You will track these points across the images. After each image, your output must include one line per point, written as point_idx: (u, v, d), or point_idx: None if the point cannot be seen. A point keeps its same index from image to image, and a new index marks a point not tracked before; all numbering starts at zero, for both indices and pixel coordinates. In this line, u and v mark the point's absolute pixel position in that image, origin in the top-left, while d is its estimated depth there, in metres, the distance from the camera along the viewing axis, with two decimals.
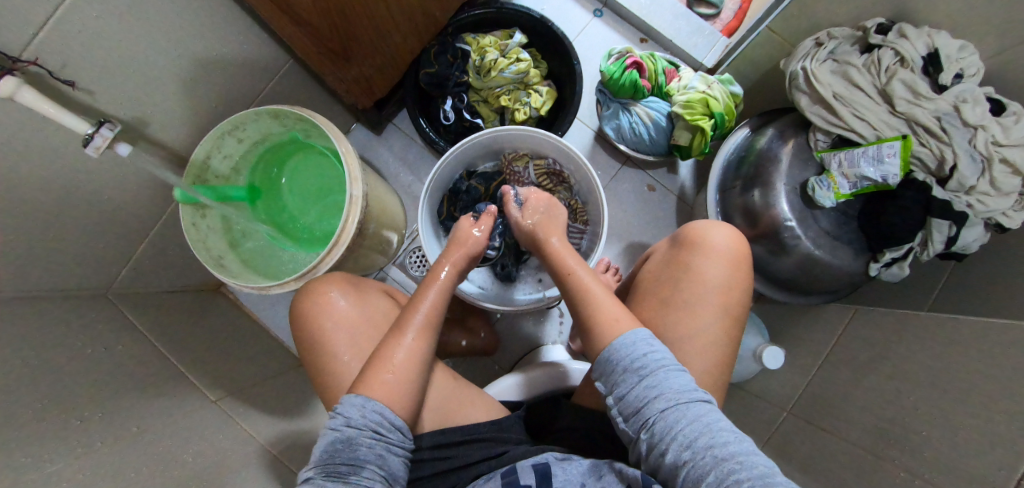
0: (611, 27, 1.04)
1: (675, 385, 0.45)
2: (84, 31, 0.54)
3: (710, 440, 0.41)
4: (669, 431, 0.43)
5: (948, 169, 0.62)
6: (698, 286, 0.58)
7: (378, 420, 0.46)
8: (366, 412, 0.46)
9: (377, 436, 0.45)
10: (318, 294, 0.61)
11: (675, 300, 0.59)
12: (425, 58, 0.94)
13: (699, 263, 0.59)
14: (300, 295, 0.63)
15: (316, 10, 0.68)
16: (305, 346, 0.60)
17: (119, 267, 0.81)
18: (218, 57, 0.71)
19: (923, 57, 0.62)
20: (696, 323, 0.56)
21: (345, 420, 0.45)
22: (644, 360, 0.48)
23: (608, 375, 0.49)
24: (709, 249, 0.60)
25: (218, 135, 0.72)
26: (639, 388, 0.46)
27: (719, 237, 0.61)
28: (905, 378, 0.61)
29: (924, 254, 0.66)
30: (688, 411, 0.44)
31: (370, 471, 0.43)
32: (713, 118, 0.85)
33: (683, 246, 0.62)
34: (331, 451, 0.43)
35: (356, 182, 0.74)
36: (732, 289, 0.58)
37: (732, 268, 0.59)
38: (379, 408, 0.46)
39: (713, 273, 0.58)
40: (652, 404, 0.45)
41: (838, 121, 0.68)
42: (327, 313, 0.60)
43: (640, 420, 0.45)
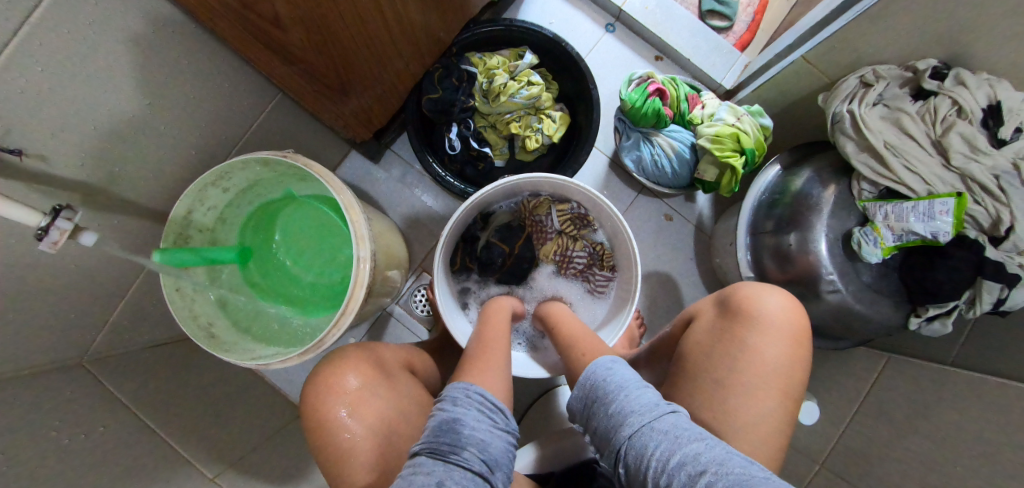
0: (624, 44, 0.96)
1: (637, 399, 0.48)
2: (29, 90, 0.44)
3: (670, 445, 0.42)
4: (633, 446, 0.44)
5: (1005, 229, 0.59)
6: (757, 367, 0.54)
7: (480, 400, 0.49)
8: (469, 393, 0.50)
9: (479, 415, 0.47)
10: (340, 388, 0.53)
11: (731, 382, 0.54)
12: (427, 82, 0.84)
13: (757, 340, 0.55)
14: (310, 394, 0.54)
15: (309, 45, 0.59)
16: (324, 457, 0.52)
17: (94, 332, 0.72)
18: (195, 99, 0.61)
19: (984, 108, 0.58)
20: (756, 411, 0.53)
21: (452, 401, 0.49)
22: (608, 383, 0.51)
23: (584, 412, 0.53)
24: (766, 325, 0.56)
25: (201, 186, 0.63)
26: (606, 413, 0.49)
27: (774, 305, 0.57)
28: (955, 445, 0.59)
29: (970, 313, 0.63)
30: (652, 431, 0.44)
31: (470, 452, 0.43)
32: (744, 154, 0.79)
33: (737, 315, 0.58)
34: (437, 430, 0.45)
35: (363, 240, 0.66)
36: (791, 367, 0.55)
37: (792, 343, 0.55)
38: (481, 392, 0.50)
39: (773, 352, 0.54)
40: (620, 433, 0.46)
41: (887, 172, 0.64)
42: (350, 412, 0.53)
43: (610, 443, 0.47)
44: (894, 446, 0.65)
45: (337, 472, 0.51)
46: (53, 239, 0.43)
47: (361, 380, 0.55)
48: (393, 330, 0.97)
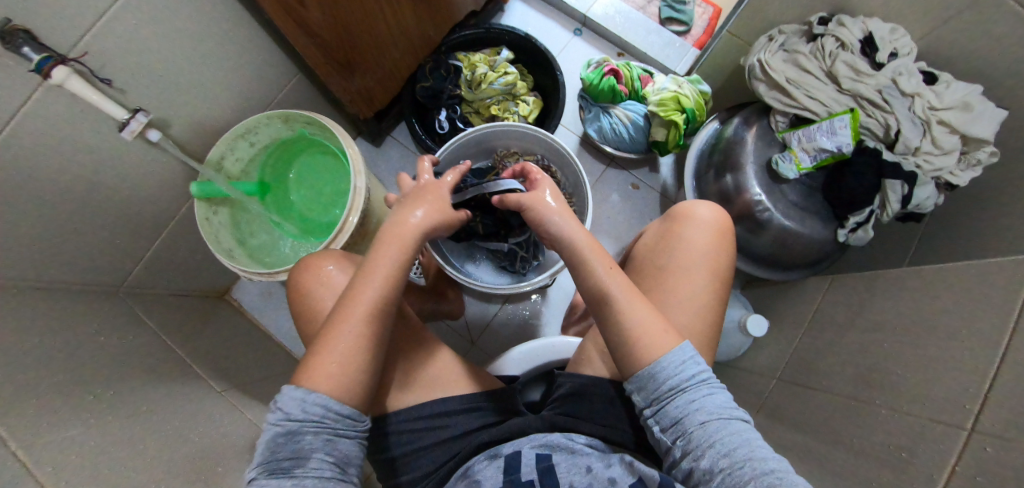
0: (590, 44, 1.14)
1: (718, 401, 0.47)
2: (124, 36, 0.62)
3: (752, 453, 0.43)
4: (710, 445, 0.44)
5: (894, 134, 0.68)
6: (688, 251, 0.64)
7: (317, 407, 0.45)
8: (299, 402, 0.45)
9: (320, 425, 0.45)
10: (315, 267, 0.65)
11: (671, 265, 0.64)
12: (421, 73, 1.03)
13: (687, 232, 0.65)
14: (298, 270, 0.66)
15: (325, 23, 0.77)
16: (303, 319, 0.64)
17: (134, 265, 0.85)
18: (238, 67, 0.79)
19: (860, 40, 0.70)
20: (691, 284, 0.61)
21: (281, 415, 0.45)
22: (693, 376, 0.49)
23: (648, 388, 0.49)
24: (696, 220, 0.66)
25: (232, 137, 0.80)
26: (684, 401, 0.47)
27: (703, 208, 0.67)
28: (880, 329, 0.65)
29: (884, 216, 0.70)
30: (727, 425, 0.45)
31: (316, 461, 0.43)
32: (685, 113, 0.93)
33: (673, 218, 0.68)
34: (271, 448, 0.43)
35: (360, 174, 0.80)
36: (719, 254, 0.64)
37: (720, 235, 0.65)
38: (317, 395, 0.45)
39: (705, 240, 0.64)
40: (692, 417, 0.46)
41: (793, 102, 0.75)
42: (323, 284, 0.64)
43: (679, 431, 0.46)
44: (832, 344, 0.71)
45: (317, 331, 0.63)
46: (131, 129, 0.67)
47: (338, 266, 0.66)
48: None
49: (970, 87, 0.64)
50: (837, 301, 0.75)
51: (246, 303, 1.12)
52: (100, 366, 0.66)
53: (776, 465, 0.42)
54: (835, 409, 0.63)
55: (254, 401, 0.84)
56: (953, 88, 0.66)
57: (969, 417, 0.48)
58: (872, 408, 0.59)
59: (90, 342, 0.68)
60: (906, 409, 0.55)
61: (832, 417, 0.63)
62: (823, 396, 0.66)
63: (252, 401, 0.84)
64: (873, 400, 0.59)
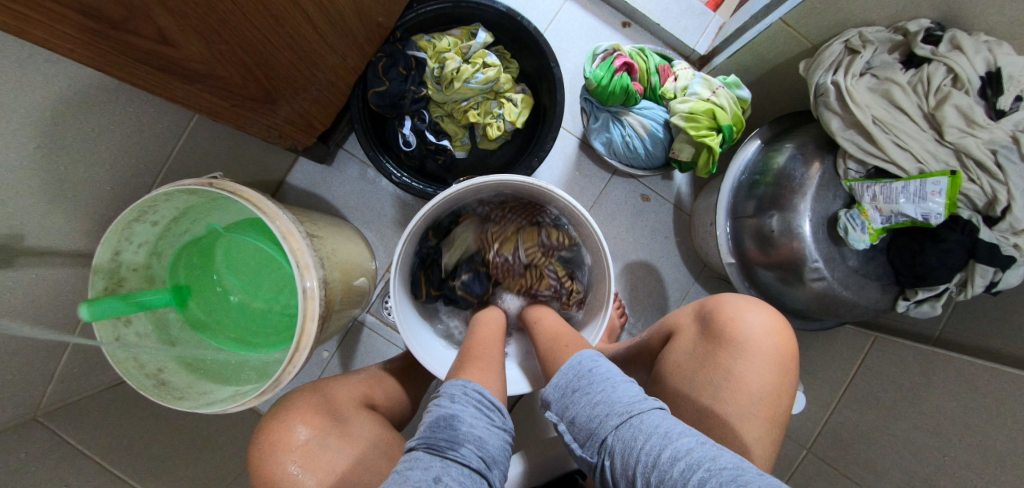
0: (588, 10, 0.86)
1: (624, 396, 0.44)
2: None
3: (663, 443, 0.39)
4: (630, 455, 0.40)
5: (1001, 209, 0.54)
6: (741, 397, 0.51)
7: (479, 397, 0.47)
8: (466, 389, 0.48)
9: (476, 412, 0.46)
10: (283, 447, 0.52)
11: (716, 413, 0.51)
12: (371, 74, 0.75)
13: (740, 367, 0.52)
14: (260, 451, 0.53)
15: (215, 56, 0.51)
16: None
17: (45, 383, 0.66)
18: (100, 130, 0.53)
19: (982, 76, 0.53)
20: (740, 443, 0.50)
21: (449, 397, 0.47)
22: (593, 376, 0.47)
23: (560, 402, 0.48)
24: (750, 348, 0.53)
25: (124, 224, 0.57)
26: (590, 406, 0.45)
27: (757, 328, 0.54)
28: (940, 433, 0.58)
29: (960, 295, 0.60)
30: (641, 422, 0.41)
31: (469, 450, 0.42)
32: (721, 131, 0.74)
33: (718, 338, 0.54)
34: (432, 426, 0.43)
35: (308, 269, 0.61)
36: (775, 395, 0.52)
37: (779, 369, 0.53)
38: (478, 388, 0.48)
39: (761, 382, 0.52)
40: (607, 423, 0.43)
41: (876, 149, 0.58)
42: (301, 468, 0.51)
43: (596, 443, 0.43)
44: (876, 429, 0.65)
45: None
46: None
47: (312, 430, 0.53)
48: (367, 338, 0.95)
49: None
50: (883, 373, 0.68)
51: None
52: None
53: (693, 447, 0.38)
54: None
55: None
56: None
57: None
58: None
59: None
60: None
61: None
62: None
63: None
64: None
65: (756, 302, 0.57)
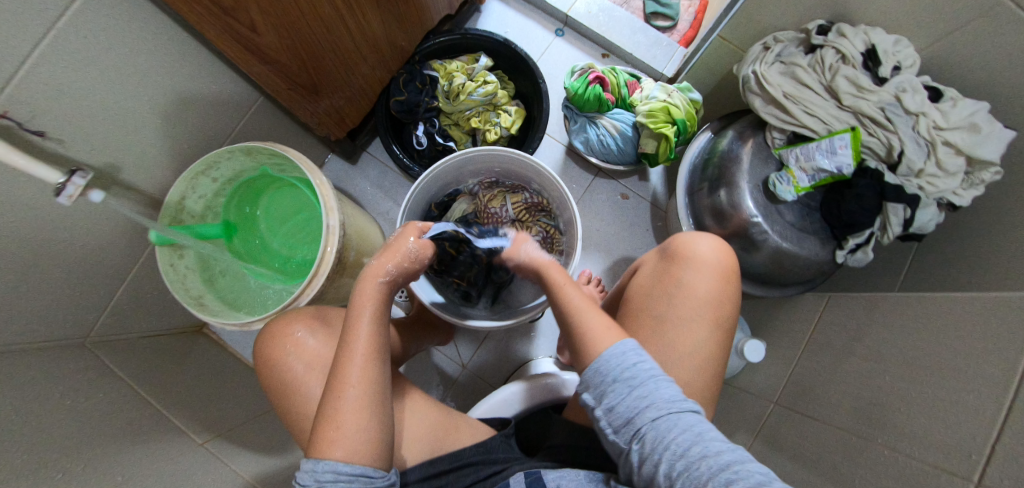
0: (573, 45, 1.08)
1: (666, 395, 0.45)
2: (54, 83, 0.55)
3: (700, 451, 0.41)
4: (663, 444, 0.43)
5: (897, 155, 0.65)
6: (691, 301, 0.60)
7: (334, 479, 0.45)
8: (322, 470, 0.45)
9: None
10: (284, 336, 0.62)
11: (670, 315, 0.60)
12: (394, 87, 0.96)
13: (689, 277, 0.61)
14: (264, 340, 0.63)
15: (282, 47, 0.70)
16: (276, 389, 0.61)
17: (96, 314, 0.80)
18: (188, 97, 0.72)
19: (862, 53, 0.66)
20: (692, 338, 0.58)
21: (305, 476, 0.45)
22: (637, 370, 0.47)
23: (597, 385, 0.49)
24: (697, 262, 0.62)
25: (193, 175, 0.73)
26: (632, 399, 0.46)
27: (705, 248, 0.63)
28: (880, 358, 0.63)
29: (885, 238, 0.68)
30: (678, 421, 0.44)
31: None
32: (675, 124, 0.89)
33: (672, 258, 0.64)
34: None
35: (332, 211, 0.76)
36: (722, 302, 0.60)
37: (723, 279, 0.61)
38: (332, 467, 0.45)
39: (707, 287, 0.60)
40: (645, 414, 0.45)
41: (790, 118, 0.71)
42: (293, 350, 0.61)
43: (632, 433, 0.45)
44: (831, 371, 0.69)
45: (290, 401, 0.59)
46: (69, 193, 0.55)
47: (305, 328, 0.63)
48: None
49: (977, 105, 0.61)
50: (836, 322, 0.74)
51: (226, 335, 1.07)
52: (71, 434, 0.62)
53: (729, 458, 0.41)
54: (837, 444, 0.62)
55: (238, 449, 0.81)
56: (960, 106, 0.62)
57: (975, 469, 0.47)
58: (874, 445, 0.57)
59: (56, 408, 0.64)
60: (909, 452, 0.53)
61: (832, 451, 0.62)
62: (825, 428, 0.65)
63: (236, 449, 0.80)
64: (876, 438, 0.58)
65: (705, 233, 0.66)
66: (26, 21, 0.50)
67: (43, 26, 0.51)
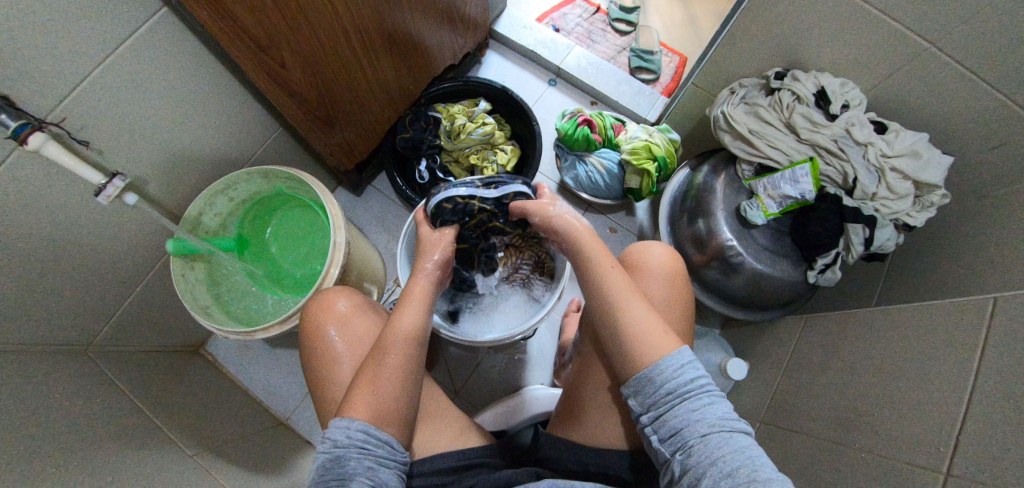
0: (565, 94, 1.20)
1: (719, 413, 0.48)
2: (103, 100, 0.63)
3: (749, 465, 0.43)
4: (710, 458, 0.45)
5: (852, 181, 0.71)
6: None
7: (364, 438, 0.51)
8: (350, 432, 0.51)
9: (364, 451, 0.50)
10: (324, 310, 0.68)
11: None
12: (401, 125, 1.06)
13: (639, 286, 0.65)
14: (309, 313, 0.69)
15: (306, 82, 0.79)
16: (311, 359, 0.66)
17: (103, 321, 0.82)
18: (216, 122, 0.81)
19: (814, 94, 0.75)
20: None
21: (332, 441, 0.50)
22: (690, 385, 0.50)
23: (646, 394, 0.51)
24: (647, 272, 0.66)
25: (212, 193, 0.80)
26: (683, 412, 0.49)
27: (656, 257, 0.67)
28: (855, 370, 0.66)
29: (850, 257, 0.73)
30: (730, 439, 0.46)
31: (359, 482, 0.48)
32: (656, 161, 0.97)
33: (625, 269, 0.68)
34: (320, 471, 0.48)
35: (340, 229, 0.83)
36: (672, 307, 0.64)
37: (669, 285, 0.65)
38: (364, 427, 0.51)
39: (655, 292, 0.64)
40: (694, 428, 0.47)
41: (756, 152, 0.79)
42: (331, 321, 0.67)
43: (678, 443, 0.48)
44: (810, 386, 0.71)
45: (317, 373, 0.65)
46: (107, 193, 0.64)
47: (349, 305, 0.69)
48: None
49: (917, 136, 0.69)
50: (813, 341, 0.77)
51: (221, 357, 1.09)
52: (69, 430, 0.64)
53: (776, 478, 0.43)
54: (819, 455, 0.62)
55: (226, 463, 0.80)
56: (902, 137, 0.70)
57: (943, 462, 0.49)
58: (853, 452, 0.58)
59: (56, 404, 0.65)
60: (885, 454, 0.55)
61: (815, 463, 0.63)
62: (807, 441, 0.66)
63: (225, 463, 0.80)
64: (854, 444, 0.59)
65: (656, 243, 0.71)
66: (94, 48, 0.59)
67: (105, 52, 0.61)
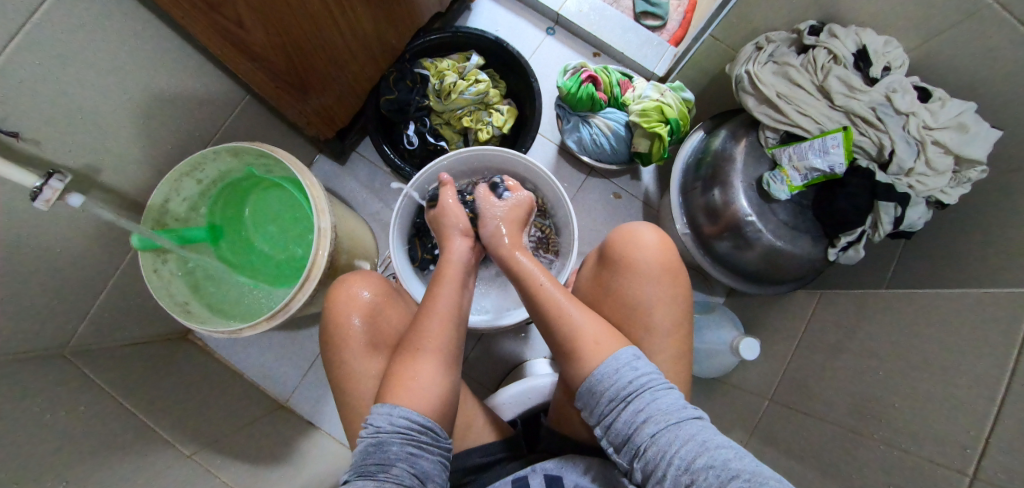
0: (564, 44, 1.08)
1: (665, 407, 0.44)
2: (26, 80, 0.52)
3: (695, 456, 0.40)
4: (663, 456, 0.41)
5: (888, 154, 0.67)
6: (627, 308, 0.58)
7: (408, 425, 0.48)
8: (393, 418, 0.48)
9: (405, 437, 0.47)
10: (347, 296, 0.63)
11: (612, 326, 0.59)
12: (384, 85, 0.94)
13: (621, 284, 0.59)
14: (332, 300, 0.64)
15: (271, 44, 0.67)
16: (331, 349, 0.62)
17: (77, 321, 0.76)
18: (170, 95, 0.70)
19: (853, 53, 0.67)
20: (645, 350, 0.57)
21: (377, 421, 0.48)
22: (631, 384, 0.47)
23: (594, 406, 0.49)
24: (629, 268, 0.59)
25: (176, 177, 0.70)
26: (628, 414, 0.45)
27: (643, 246, 0.59)
28: (875, 354, 0.64)
29: (875, 236, 0.70)
30: (680, 432, 0.42)
31: (401, 469, 0.45)
32: (668, 124, 0.89)
33: (607, 262, 0.62)
34: (364, 452, 0.46)
35: (323, 213, 0.73)
36: (660, 305, 0.57)
37: (658, 282, 0.58)
38: (407, 413, 0.49)
39: (645, 293, 0.58)
40: (643, 431, 0.44)
41: (784, 118, 0.72)
42: (354, 310, 0.62)
43: (632, 450, 0.44)
44: (826, 368, 0.71)
45: (343, 370, 0.61)
46: (46, 198, 0.54)
47: (374, 293, 0.64)
48: None
49: (965, 106, 0.63)
50: (830, 320, 0.75)
51: (212, 341, 1.04)
52: (60, 447, 0.60)
53: (729, 465, 0.39)
54: (836, 442, 0.63)
55: (229, 459, 0.78)
56: (949, 106, 0.64)
57: (970, 463, 0.48)
58: (871, 442, 0.59)
59: (38, 421, 0.60)
60: (906, 448, 0.55)
61: (831, 448, 0.63)
62: (821, 425, 0.66)
63: (227, 459, 0.78)
64: (872, 434, 0.59)
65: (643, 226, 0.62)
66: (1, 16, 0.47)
67: (18, 21, 0.49)
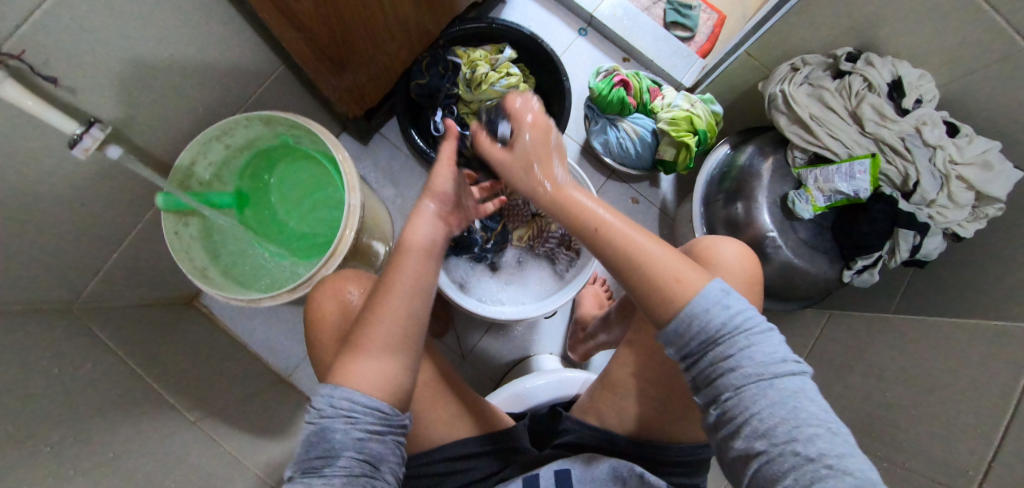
0: (595, 46, 1.09)
1: (759, 358, 0.39)
2: (73, 26, 0.51)
3: (796, 416, 0.37)
4: (746, 410, 0.38)
5: (912, 184, 0.68)
6: None
7: (350, 410, 0.39)
8: (333, 403, 0.40)
9: (349, 423, 0.39)
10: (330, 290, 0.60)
11: None
12: (416, 69, 0.95)
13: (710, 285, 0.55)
14: (317, 295, 0.61)
15: (318, 16, 0.67)
16: (318, 347, 0.60)
17: (90, 276, 0.75)
18: (209, 56, 0.69)
19: (888, 83, 0.69)
20: None
21: (315, 409, 0.40)
22: (729, 320, 0.40)
23: (676, 340, 0.42)
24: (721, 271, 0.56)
25: (205, 140, 0.69)
26: (715, 355, 0.40)
27: (729, 254, 0.57)
28: (882, 375, 0.67)
29: (892, 261, 0.71)
30: (769, 390, 0.38)
31: (347, 459, 0.38)
32: (696, 134, 0.90)
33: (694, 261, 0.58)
34: (307, 444, 0.39)
35: (354, 190, 0.73)
36: None
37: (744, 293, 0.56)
38: (349, 394, 0.40)
39: None
40: (727, 378, 0.39)
41: (814, 139, 0.74)
42: (338, 307, 0.60)
43: (714, 395, 0.40)
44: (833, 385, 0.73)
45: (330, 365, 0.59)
46: (85, 146, 0.54)
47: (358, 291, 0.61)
48: None
49: (990, 144, 0.65)
50: (839, 340, 0.78)
51: (217, 310, 1.03)
52: (70, 401, 0.59)
53: (834, 433, 0.36)
54: None
55: (233, 429, 0.77)
56: (975, 143, 0.66)
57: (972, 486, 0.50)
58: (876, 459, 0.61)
59: (50, 374, 0.59)
60: (909, 466, 0.57)
61: None
62: None
63: (231, 429, 0.77)
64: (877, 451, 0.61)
65: (730, 240, 0.60)
66: None
67: None
